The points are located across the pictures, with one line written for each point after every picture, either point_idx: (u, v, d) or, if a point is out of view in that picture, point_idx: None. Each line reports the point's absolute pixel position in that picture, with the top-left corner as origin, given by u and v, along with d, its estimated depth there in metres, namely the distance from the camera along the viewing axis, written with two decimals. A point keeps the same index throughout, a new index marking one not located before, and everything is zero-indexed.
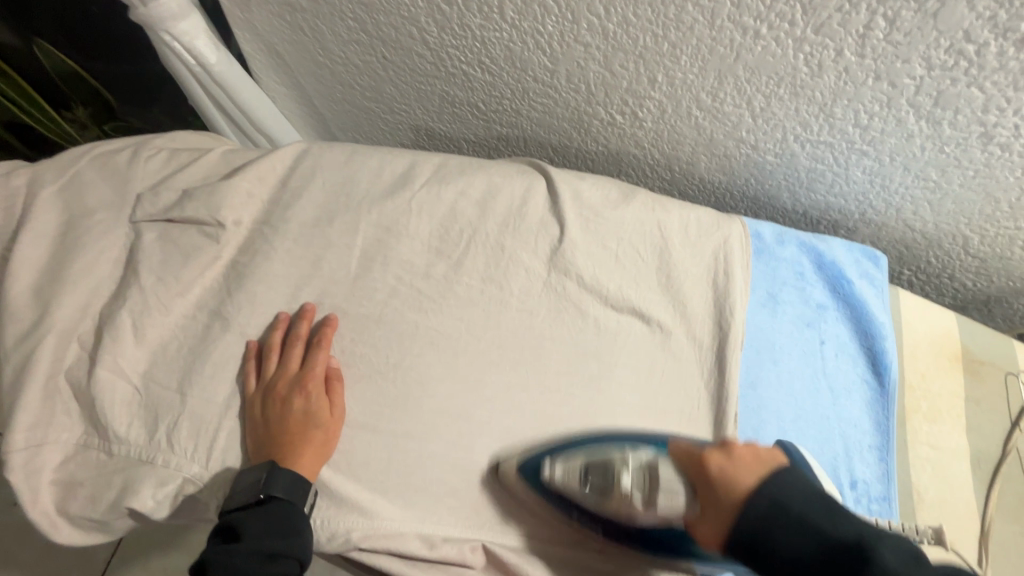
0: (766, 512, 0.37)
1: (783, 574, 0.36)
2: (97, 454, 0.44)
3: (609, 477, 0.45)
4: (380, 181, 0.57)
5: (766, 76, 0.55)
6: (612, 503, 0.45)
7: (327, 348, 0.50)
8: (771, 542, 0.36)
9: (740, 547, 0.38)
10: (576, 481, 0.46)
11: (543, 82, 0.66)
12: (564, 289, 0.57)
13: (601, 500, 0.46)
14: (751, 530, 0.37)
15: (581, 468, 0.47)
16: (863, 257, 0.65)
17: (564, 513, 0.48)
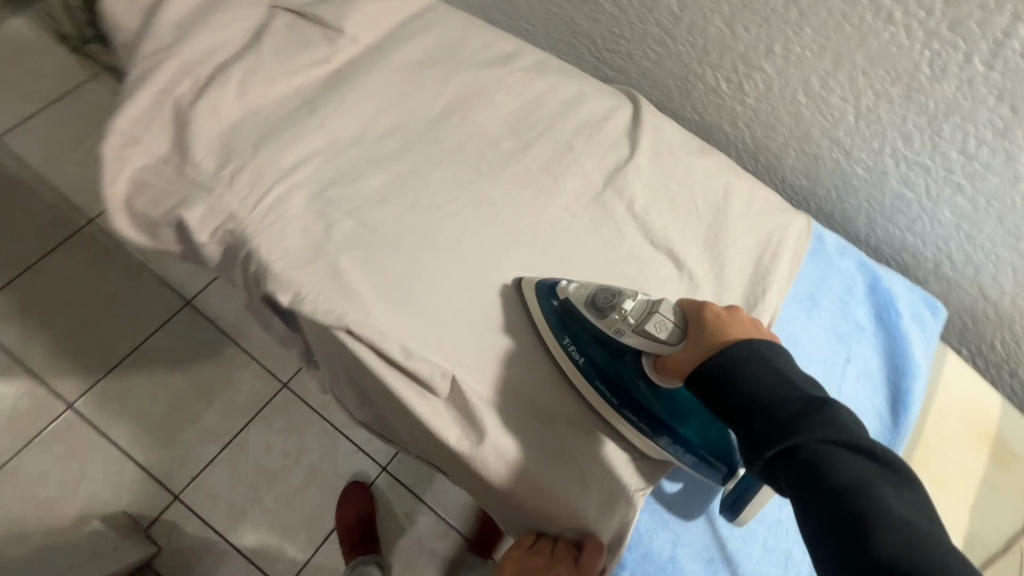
0: (751, 369, 0.40)
1: (736, 406, 0.39)
2: (171, 169, 0.50)
3: (608, 308, 0.48)
4: (485, 54, 0.61)
5: (884, 71, 0.55)
6: (605, 322, 0.48)
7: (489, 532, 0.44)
8: (739, 377, 0.40)
9: (708, 380, 0.41)
10: (584, 296, 0.50)
11: (664, 28, 0.68)
12: (611, 206, 0.59)
13: (598, 316, 0.49)
14: (723, 365, 0.41)
15: (591, 294, 0.50)
16: (919, 296, 0.64)
17: (561, 331, 0.51)
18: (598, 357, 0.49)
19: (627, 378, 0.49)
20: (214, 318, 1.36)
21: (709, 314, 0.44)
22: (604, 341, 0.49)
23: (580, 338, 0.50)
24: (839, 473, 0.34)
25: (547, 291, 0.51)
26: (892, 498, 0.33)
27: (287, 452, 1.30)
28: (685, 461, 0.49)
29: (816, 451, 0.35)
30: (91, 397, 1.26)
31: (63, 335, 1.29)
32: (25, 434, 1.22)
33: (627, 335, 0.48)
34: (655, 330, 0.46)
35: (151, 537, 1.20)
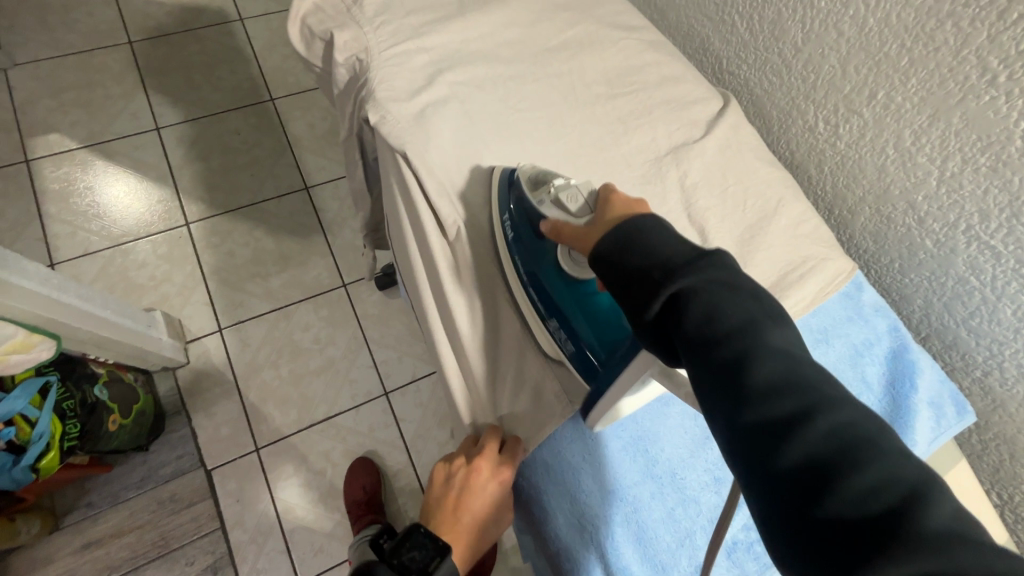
0: (653, 232, 0.40)
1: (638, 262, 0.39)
2: (342, 5, 0.65)
3: (540, 185, 0.54)
4: (614, 20, 0.71)
5: (976, 136, 0.55)
6: (534, 194, 0.53)
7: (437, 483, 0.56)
8: (641, 235, 0.40)
9: (609, 240, 0.42)
10: (528, 175, 0.55)
11: (783, 59, 0.73)
12: (665, 171, 0.64)
13: (531, 189, 0.54)
14: (629, 229, 0.41)
15: (535, 173, 0.55)
16: (947, 387, 0.60)
17: (503, 206, 0.56)
18: (523, 235, 0.55)
19: (540, 263, 0.54)
20: (318, 208, 1.56)
21: (615, 194, 0.48)
22: (529, 219, 0.54)
23: (514, 215, 0.56)
24: (727, 314, 0.33)
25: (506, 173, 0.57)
26: (780, 339, 0.32)
27: (318, 338, 1.43)
28: (566, 352, 0.54)
29: (705, 296, 0.34)
30: (204, 225, 1.51)
31: (210, 173, 1.56)
32: (147, 229, 1.48)
33: (546, 207, 0.52)
34: (566, 204, 0.51)
35: (186, 351, 1.37)
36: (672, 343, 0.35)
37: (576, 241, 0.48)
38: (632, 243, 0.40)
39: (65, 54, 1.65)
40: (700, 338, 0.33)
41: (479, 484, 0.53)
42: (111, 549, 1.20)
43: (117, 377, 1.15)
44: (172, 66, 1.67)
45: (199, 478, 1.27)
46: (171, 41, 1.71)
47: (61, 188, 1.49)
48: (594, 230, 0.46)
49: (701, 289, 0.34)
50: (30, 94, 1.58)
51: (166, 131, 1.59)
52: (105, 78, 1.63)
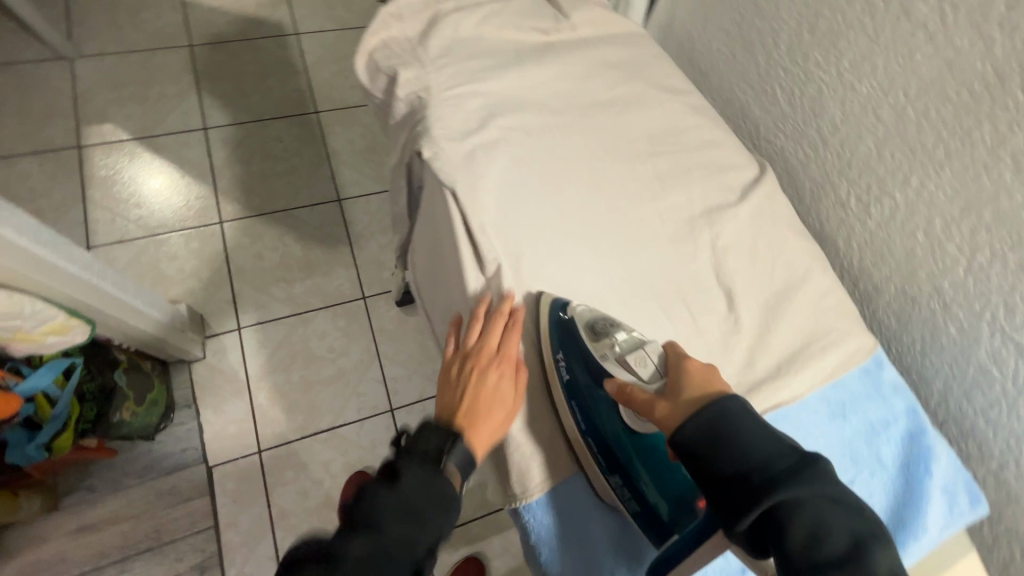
0: (744, 431, 0.43)
1: (733, 466, 0.41)
2: (408, 44, 0.69)
3: (605, 334, 0.56)
4: (662, 81, 0.74)
5: (1007, 232, 0.56)
6: (596, 344, 0.55)
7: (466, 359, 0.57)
8: (731, 434, 0.43)
9: (695, 428, 0.45)
10: (586, 320, 0.57)
11: (821, 134, 0.75)
12: (699, 231, 0.66)
13: (593, 339, 0.56)
14: (716, 423, 0.44)
15: (592, 319, 0.57)
16: (961, 476, 0.59)
17: (556, 347, 0.57)
18: (581, 381, 0.57)
19: (601, 413, 0.56)
20: (348, 221, 1.60)
21: (688, 364, 0.51)
22: (589, 364, 0.56)
23: (570, 359, 0.57)
24: (831, 536, 0.37)
25: (557, 307, 0.58)
26: (886, 562, 0.36)
27: (332, 347, 1.45)
28: (628, 506, 0.55)
29: (813, 514, 0.37)
30: (237, 225, 1.55)
31: (249, 176, 1.62)
32: (183, 224, 1.53)
33: (611, 362, 0.55)
34: (635, 365, 0.54)
35: (204, 346, 1.39)
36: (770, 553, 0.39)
37: (648, 413, 0.50)
38: (722, 441, 0.43)
39: (129, 50, 1.73)
40: (805, 562, 0.37)
41: (482, 353, 0.56)
42: (105, 535, 1.21)
43: (136, 365, 1.18)
44: (227, 72, 1.75)
45: (200, 474, 1.28)
46: (229, 48, 1.79)
47: (107, 176, 1.55)
48: (671, 406, 0.48)
49: (805, 507, 0.38)
50: (92, 84, 1.66)
51: (213, 132, 1.66)
52: (163, 77, 1.71)
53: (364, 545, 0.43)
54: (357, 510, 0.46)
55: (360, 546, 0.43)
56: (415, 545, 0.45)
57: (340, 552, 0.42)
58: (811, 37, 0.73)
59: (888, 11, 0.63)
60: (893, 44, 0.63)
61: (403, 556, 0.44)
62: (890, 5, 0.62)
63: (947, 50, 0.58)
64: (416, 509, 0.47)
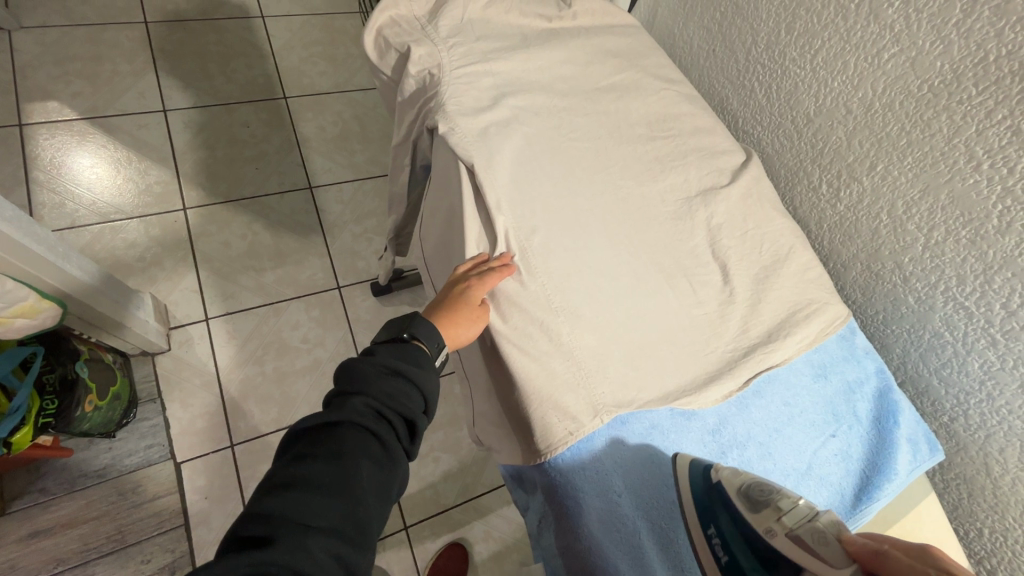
0: None
1: None
2: (419, 24, 0.70)
3: (761, 504, 0.50)
4: (656, 71, 0.79)
5: (960, 212, 0.64)
6: (756, 517, 0.50)
7: (463, 269, 0.60)
8: None
9: None
10: (737, 485, 0.53)
11: (796, 126, 0.82)
12: (695, 211, 0.71)
13: (750, 510, 0.50)
14: None
15: (743, 484, 0.53)
16: (921, 428, 0.67)
17: (705, 522, 0.53)
18: (743, 560, 0.49)
19: None
20: (322, 209, 1.57)
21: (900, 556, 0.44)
22: (750, 539, 0.49)
23: (723, 530, 0.52)
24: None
25: (701, 467, 0.56)
26: None
27: (307, 338, 1.41)
28: None
29: None
30: (201, 213, 1.48)
31: (214, 161, 1.55)
32: (140, 209, 1.44)
33: (781, 539, 0.47)
34: (816, 543, 0.46)
35: (168, 338, 1.32)
36: None
37: None
38: None
39: (76, 25, 1.62)
40: None
41: (468, 273, 0.59)
42: (60, 539, 1.12)
43: (96, 356, 1.10)
44: (187, 52, 1.67)
45: (168, 471, 1.21)
46: (188, 27, 1.70)
47: (53, 157, 1.44)
48: None
49: None
50: (33, 59, 1.54)
51: (173, 114, 1.57)
52: (116, 54, 1.61)
53: (360, 403, 0.47)
54: (344, 378, 0.49)
55: (357, 405, 0.47)
56: (405, 396, 0.50)
57: (339, 417, 0.46)
58: (788, 37, 0.80)
59: (858, 14, 0.70)
60: (864, 43, 0.70)
61: (397, 407, 0.49)
62: (860, 8, 0.70)
63: (910, 49, 0.65)
64: (400, 370, 0.51)
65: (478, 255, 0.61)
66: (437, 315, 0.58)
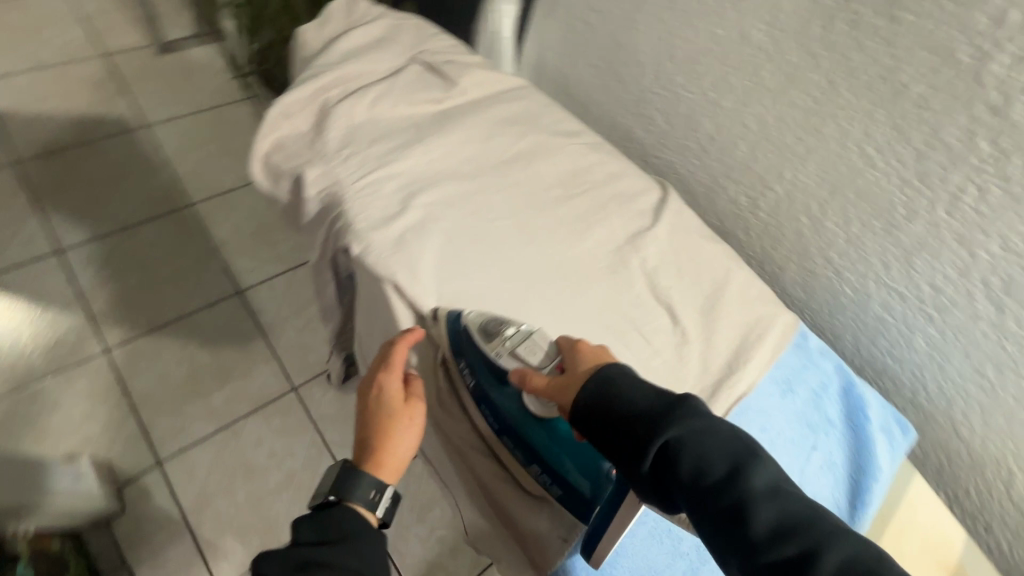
0: (626, 392, 0.50)
1: (619, 419, 0.49)
2: (306, 142, 0.67)
3: (494, 333, 0.58)
4: (555, 127, 0.78)
5: (868, 205, 0.67)
6: (489, 345, 0.57)
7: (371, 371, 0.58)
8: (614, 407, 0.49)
9: (594, 394, 0.51)
10: (479, 323, 0.58)
11: (701, 146, 0.84)
12: (629, 259, 0.71)
13: (486, 340, 0.57)
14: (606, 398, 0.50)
15: (484, 321, 0.59)
16: (890, 413, 0.69)
17: (456, 355, 0.60)
18: (483, 379, 0.59)
19: (517, 416, 0.58)
20: (256, 311, 1.49)
21: (579, 346, 0.56)
22: (492, 366, 0.58)
23: (471, 361, 0.59)
24: (712, 467, 0.45)
25: (453, 313, 0.60)
26: (727, 464, 0.45)
27: (272, 453, 1.33)
28: (553, 493, 0.58)
29: (695, 445, 0.45)
30: (126, 350, 1.37)
31: (127, 290, 1.45)
32: (58, 365, 1.32)
33: (506, 359, 0.57)
34: (528, 355, 0.57)
35: (121, 496, 1.21)
36: (674, 489, 0.46)
37: (551, 391, 0.54)
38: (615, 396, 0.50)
39: None
40: (703, 486, 0.44)
41: (375, 374, 0.57)
42: None
43: (39, 550, 1.00)
44: (73, 182, 1.56)
45: None
46: (67, 155, 1.60)
47: None
48: (574, 380, 0.53)
49: (689, 441, 0.46)
50: None
51: (70, 252, 1.46)
52: None
53: None
54: None
55: None
56: None
57: None
58: (673, 65, 0.82)
59: (730, 38, 0.73)
60: (741, 64, 0.73)
61: None
62: (731, 33, 0.72)
63: (786, 66, 0.68)
64: (309, 556, 0.47)
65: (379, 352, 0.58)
66: (368, 440, 0.55)
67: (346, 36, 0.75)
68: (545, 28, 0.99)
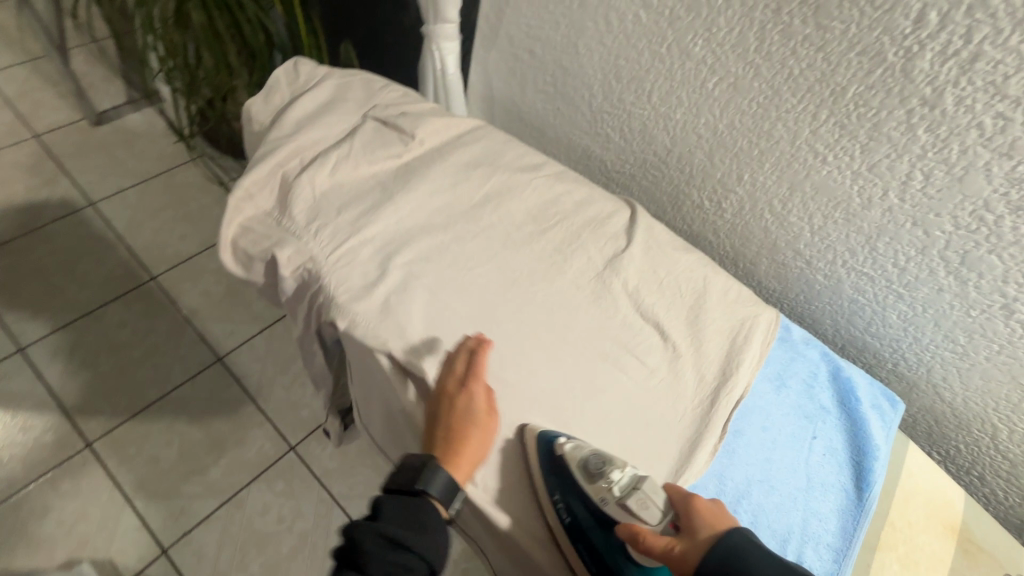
0: (752, 564, 0.45)
1: None
2: (271, 220, 0.66)
3: (600, 476, 0.56)
4: (518, 163, 0.79)
5: (826, 198, 0.70)
6: (594, 487, 0.56)
7: (455, 369, 0.58)
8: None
9: (714, 561, 0.47)
10: (580, 458, 0.57)
11: (659, 157, 0.86)
12: (610, 283, 0.72)
13: (590, 480, 0.56)
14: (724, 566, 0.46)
15: (585, 457, 0.57)
16: (877, 389, 0.72)
17: (552, 489, 0.57)
18: (582, 519, 0.56)
19: (614, 557, 0.56)
20: (240, 376, 1.45)
21: (697, 505, 0.53)
22: (592, 506, 0.56)
23: (566, 496, 0.57)
24: None
25: (547, 442, 0.59)
26: None
27: (281, 518, 1.30)
28: None
29: None
30: (110, 440, 1.32)
31: (101, 378, 1.39)
32: (39, 469, 1.27)
33: (611, 506, 0.55)
34: (636, 506, 0.54)
35: None
36: None
37: (661, 554, 0.51)
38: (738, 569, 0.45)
39: None
40: None
41: (465, 378, 0.57)
42: None
43: None
44: (23, 275, 1.49)
45: None
46: (13, 248, 1.53)
47: None
48: (690, 548, 0.49)
49: None
50: None
51: (33, 349, 1.40)
52: None
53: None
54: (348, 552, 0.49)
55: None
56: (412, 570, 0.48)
57: None
58: (620, 84, 0.83)
59: (671, 55, 0.74)
60: (686, 79, 0.75)
61: None
62: (671, 50, 0.74)
63: (728, 77, 0.70)
64: (401, 540, 0.49)
65: (468, 354, 0.59)
66: (444, 440, 0.55)
67: (295, 104, 0.74)
68: (489, 58, 1.00)
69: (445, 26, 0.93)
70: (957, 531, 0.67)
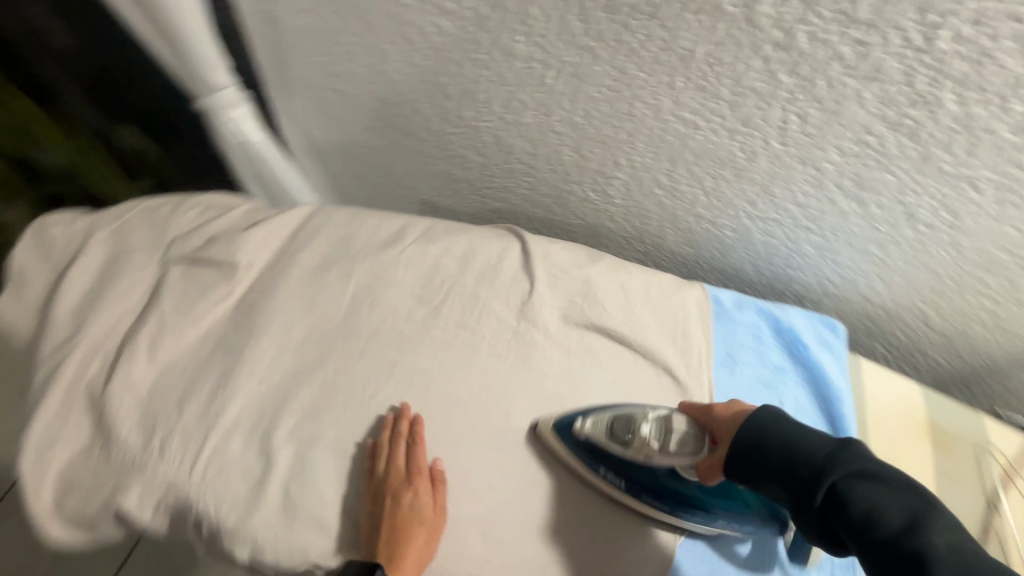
0: (780, 429, 0.44)
1: (773, 457, 0.43)
2: (96, 459, 0.53)
3: (630, 438, 0.53)
4: (376, 238, 0.66)
5: (710, 161, 0.64)
6: (634, 451, 0.52)
7: (393, 458, 0.52)
8: (760, 445, 0.44)
9: (743, 440, 0.45)
10: (603, 432, 0.54)
11: (526, 163, 0.76)
12: (531, 338, 0.62)
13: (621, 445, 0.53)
14: (752, 439, 0.45)
15: (608, 423, 0.54)
16: (817, 322, 0.71)
17: (594, 466, 0.55)
18: (636, 475, 0.54)
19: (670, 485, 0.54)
20: None
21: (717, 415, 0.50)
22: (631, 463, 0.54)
23: (608, 464, 0.55)
24: (888, 514, 0.36)
25: (565, 427, 0.56)
26: (901, 516, 0.36)
27: None
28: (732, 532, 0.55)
29: (864, 489, 0.37)
30: None
31: None
32: None
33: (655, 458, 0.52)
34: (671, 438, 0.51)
35: None
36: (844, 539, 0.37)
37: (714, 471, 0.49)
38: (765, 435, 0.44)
39: None
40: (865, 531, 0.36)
41: (406, 468, 0.52)
42: None
43: None
44: None
45: None
46: None
47: None
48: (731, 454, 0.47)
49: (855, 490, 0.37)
50: None
51: None
52: None
53: None
54: None
55: None
56: None
57: None
58: (452, 100, 0.71)
59: (494, 59, 0.63)
60: (520, 79, 0.64)
61: None
62: (491, 55, 0.63)
63: (565, 67, 0.60)
64: None
65: (404, 440, 0.53)
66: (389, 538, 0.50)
67: (61, 292, 0.58)
68: (293, 106, 0.82)
69: (219, 95, 0.75)
70: (927, 430, 0.69)
